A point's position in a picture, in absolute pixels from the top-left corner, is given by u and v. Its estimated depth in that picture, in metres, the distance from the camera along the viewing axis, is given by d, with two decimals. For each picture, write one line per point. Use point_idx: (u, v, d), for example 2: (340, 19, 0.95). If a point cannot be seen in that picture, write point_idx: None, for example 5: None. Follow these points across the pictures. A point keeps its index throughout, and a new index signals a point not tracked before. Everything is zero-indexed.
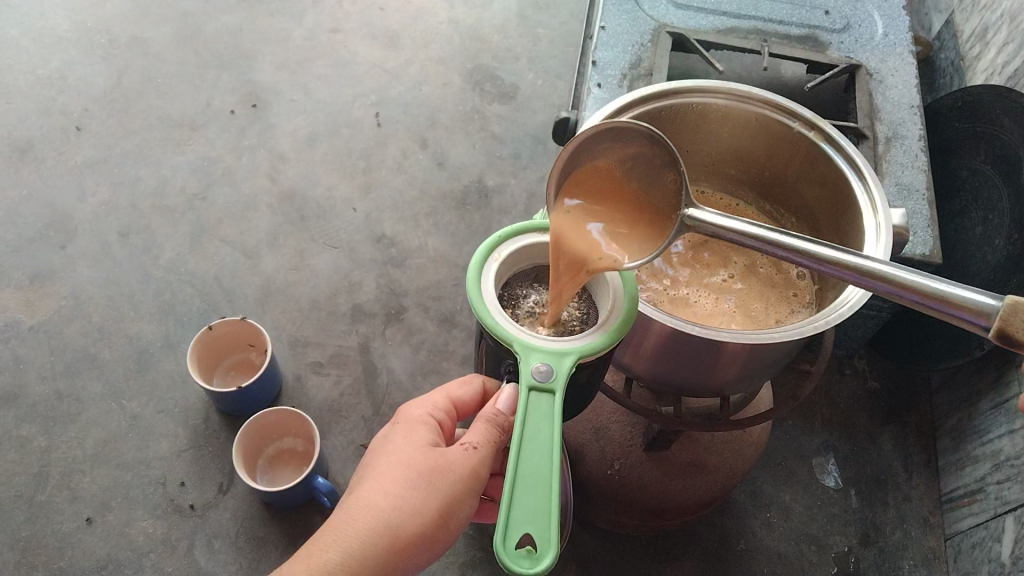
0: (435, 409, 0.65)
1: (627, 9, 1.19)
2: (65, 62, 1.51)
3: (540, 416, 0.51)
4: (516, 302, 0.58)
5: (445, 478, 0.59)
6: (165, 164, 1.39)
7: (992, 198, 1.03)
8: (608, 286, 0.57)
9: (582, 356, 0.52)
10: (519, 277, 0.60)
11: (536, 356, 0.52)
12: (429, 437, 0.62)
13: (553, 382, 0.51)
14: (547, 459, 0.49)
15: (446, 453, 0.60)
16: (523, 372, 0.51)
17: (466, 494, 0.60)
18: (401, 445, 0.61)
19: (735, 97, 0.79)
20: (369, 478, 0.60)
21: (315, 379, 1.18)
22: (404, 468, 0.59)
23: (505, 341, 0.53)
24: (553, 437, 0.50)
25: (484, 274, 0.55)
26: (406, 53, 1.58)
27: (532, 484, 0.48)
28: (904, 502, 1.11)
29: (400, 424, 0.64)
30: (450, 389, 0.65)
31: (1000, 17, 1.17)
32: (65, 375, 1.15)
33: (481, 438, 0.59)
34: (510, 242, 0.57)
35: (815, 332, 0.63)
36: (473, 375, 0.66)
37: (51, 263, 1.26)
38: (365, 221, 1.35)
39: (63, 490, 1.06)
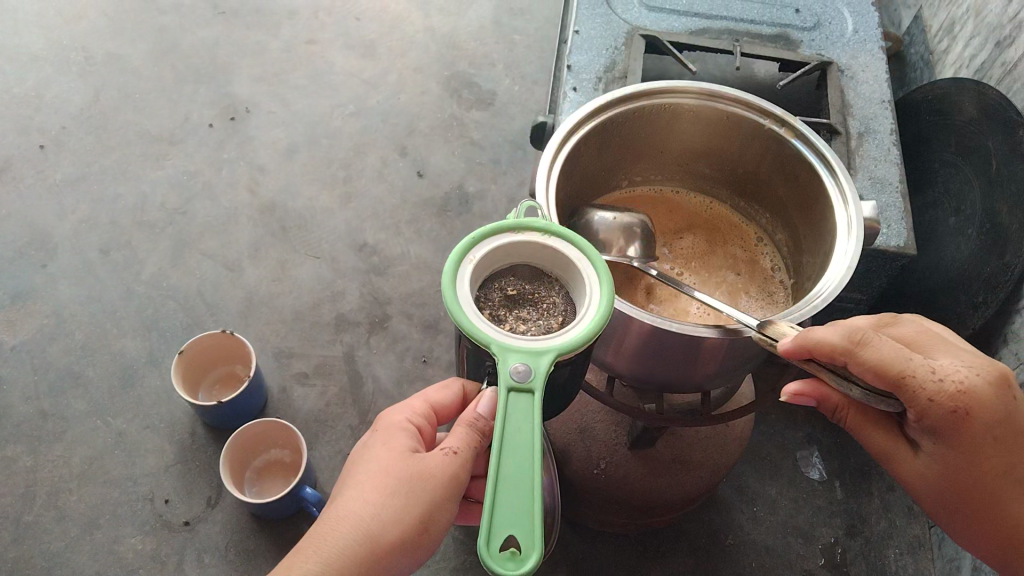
0: (415, 415, 0.66)
1: (600, 14, 1.21)
2: (41, 80, 1.51)
3: (519, 416, 0.51)
4: (492, 300, 0.57)
5: (424, 484, 0.59)
6: (144, 179, 1.39)
7: (964, 189, 1.04)
8: (583, 282, 0.57)
9: (561, 353, 0.53)
10: (496, 275, 0.59)
11: (514, 357, 0.52)
12: (409, 442, 0.63)
13: (532, 381, 0.51)
14: (528, 460, 0.50)
15: (427, 459, 0.60)
16: (502, 374, 0.52)
17: (447, 499, 0.60)
18: (381, 452, 0.62)
19: (705, 96, 0.81)
20: (350, 487, 0.61)
21: (301, 390, 1.18)
22: (382, 476, 0.60)
23: (483, 343, 0.53)
24: (534, 438, 0.50)
25: (460, 278, 0.55)
26: (383, 62, 1.59)
27: (515, 486, 0.49)
28: (888, 492, 1.13)
29: (381, 430, 0.64)
30: (430, 394, 0.65)
31: (967, 11, 1.20)
32: (49, 394, 1.15)
33: (461, 443, 0.59)
34: (486, 243, 0.57)
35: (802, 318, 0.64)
36: (453, 378, 0.65)
37: (32, 282, 1.26)
38: (346, 230, 1.35)
39: (50, 509, 1.05)
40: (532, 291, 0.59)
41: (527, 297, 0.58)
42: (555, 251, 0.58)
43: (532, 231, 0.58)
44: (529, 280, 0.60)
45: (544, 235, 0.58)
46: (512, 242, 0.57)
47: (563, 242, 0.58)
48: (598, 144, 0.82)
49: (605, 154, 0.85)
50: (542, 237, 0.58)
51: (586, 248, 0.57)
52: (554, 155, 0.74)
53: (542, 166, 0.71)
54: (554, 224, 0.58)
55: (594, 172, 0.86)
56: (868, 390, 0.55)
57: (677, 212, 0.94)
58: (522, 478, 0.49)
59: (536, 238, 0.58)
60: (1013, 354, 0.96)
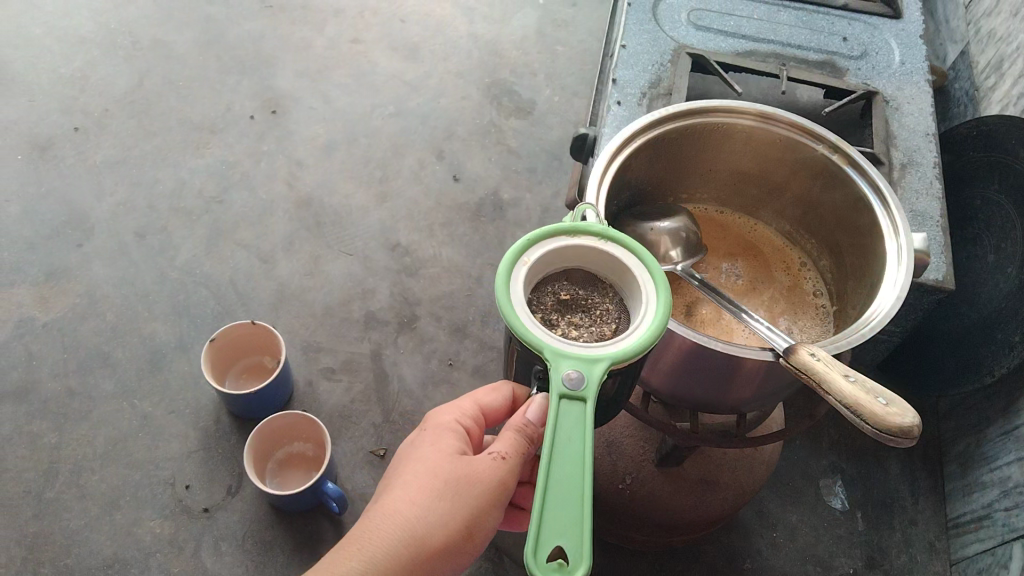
0: (463, 416, 0.65)
1: (648, 30, 1.21)
2: (88, 62, 1.53)
3: (571, 423, 0.51)
4: (544, 305, 0.57)
5: (471, 487, 0.59)
6: (183, 166, 1.41)
7: (1006, 228, 1.04)
8: (638, 289, 0.56)
9: (614, 362, 0.52)
10: (549, 279, 0.59)
11: (567, 363, 0.52)
12: (457, 445, 0.63)
13: (584, 390, 0.51)
14: (578, 469, 0.49)
15: (475, 463, 0.60)
16: (554, 379, 0.52)
17: (492, 506, 0.60)
18: (428, 452, 0.62)
19: (758, 118, 0.81)
20: (396, 486, 0.61)
21: (326, 385, 1.18)
22: (429, 477, 0.60)
23: (536, 348, 0.53)
24: (584, 448, 0.50)
25: (513, 280, 0.55)
26: (425, 66, 1.60)
27: (564, 494, 0.49)
28: (909, 526, 1.12)
29: (430, 430, 0.65)
30: (479, 395, 0.65)
31: (1016, 49, 1.19)
32: (78, 372, 1.16)
33: (510, 449, 0.59)
34: (540, 246, 0.57)
35: (851, 344, 0.64)
36: (504, 382, 0.65)
37: (67, 261, 1.27)
38: (380, 229, 1.36)
39: (72, 487, 1.06)
40: (585, 297, 0.59)
41: (580, 302, 0.58)
42: (610, 257, 0.57)
43: (588, 235, 0.58)
44: (582, 286, 0.60)
45: (600, 240, 0.58)
46: (567, 245, 0.57)
47: (619, 248, 0.57)
48: (646, 159, 0.82)
49: (653, 169, 0.86)
50: (598, 242, 0.58)
51: (642, 253, 0.57)
52: (605, 167, 0.74)
53: (593, 176, 0.71)
54: (611, 229, 0.58)
55: (640, 185, 0.87)
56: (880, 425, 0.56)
57: (719, 231, 0.94)
58: (572, 488, 0.49)
59: (591, 242, 0.57)
60: None
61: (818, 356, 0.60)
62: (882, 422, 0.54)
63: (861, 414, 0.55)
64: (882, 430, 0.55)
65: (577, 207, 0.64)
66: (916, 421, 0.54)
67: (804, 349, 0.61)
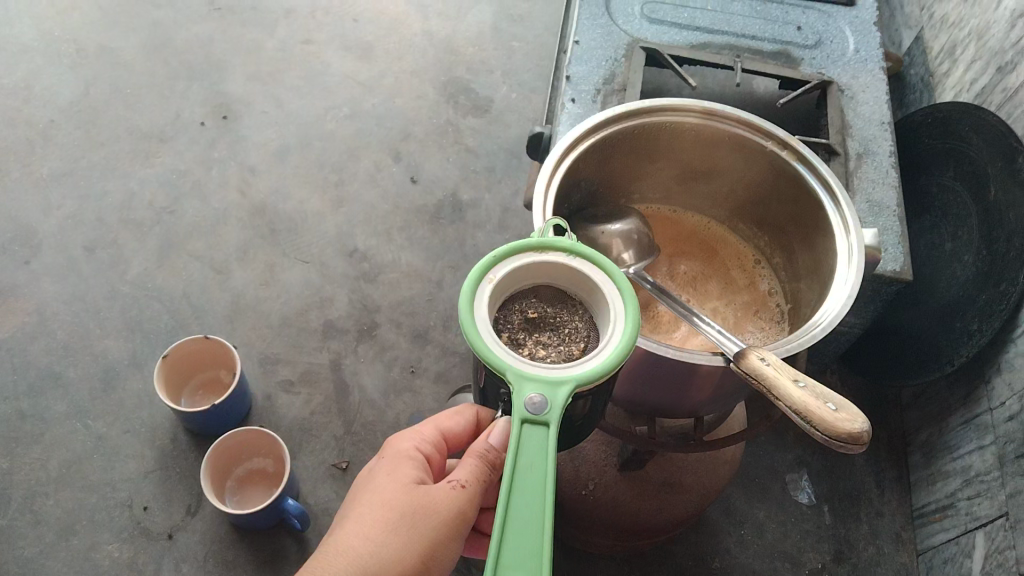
0: (424, 442, 0.65)
1: (601, 25, 1.20)
2: (31, 71, 1.49)
3: (533, 448, 0.49)
4: (511, 323, 0.55)
5: (427, 518, 0.58)
6: (133, 177, 1.37)
7: (962, 215, 1.03)
8: (607, 306, 0.53)
9: (579, 385, 0.50)
10: (517, 295, 0.56)
11: (530, 387, 0.50)
12: (415, 474, 0.62)
13: (547, 414, 0.49)
14: (538, 498, 0.47)
15: (433, 492, 0.59)
16: (516, 403, 0.49)
17: (450, 537, 0.59)
18: (385, 482, 0.61)
19: (707, 116, 0.80)
20: (352, 519, 0.60)
21: (286, 398, 1.16)
22: (385, 509, 0.59)
23: (498, 370, 0.50)
24: (546, 475, 0.48)
25: (478, 298, 0.52)
26: (379, 66, 1.57)
27: (524, 524, 0.47)
28: (876, 518, 1.12)
29: (388, 458, 0.63)
30: (440, 421, 0.65)
31: (969, 34, 1.19)
32: (29, 394, 1.13)
33: (468, 476, 0.58)
34: (507, 262, 0.54)
35: (802, 347, 0.63)
36: (466, 405, 0.65)
37: (14, 278, 1.24)
38: (337, 235, 1.33)
39: (25, 514, 1.03)
40: (554, 315, 0.56)
41: (549, 321, 0.56)
42: (579, 273, 0.54)
43: (559, 251, 0.55)
44: (551, 302, 0.57)
45: (569, 256, 0.55)
46: (535, 261, 0.54)
47: (588, 263, 0.54)
48: (597, 159, 0.81)
49: (605, 167, 0.85)
50: (569, 258, 0.55)
51: (611, 270, 0.54)
52: (553, 170, 0.73)
53: (541, 181, 0.70)
54: (583, 245, 0.55)
55: (592, 186, 0.86)
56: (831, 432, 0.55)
57: (674, 230, 0.93)
58: (533, 517, 0.47)
59: (560, 258, 0.55)
60: (1006, 383, 0.94)
61: (769, 361, 0.59)
62: (833, 429, 0.53)
63: (813, 422, 0.54)
64: (833, 437, 0.54)
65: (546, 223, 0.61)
66: (866, 427, 0.53)
67: (756, 353, 0.61)
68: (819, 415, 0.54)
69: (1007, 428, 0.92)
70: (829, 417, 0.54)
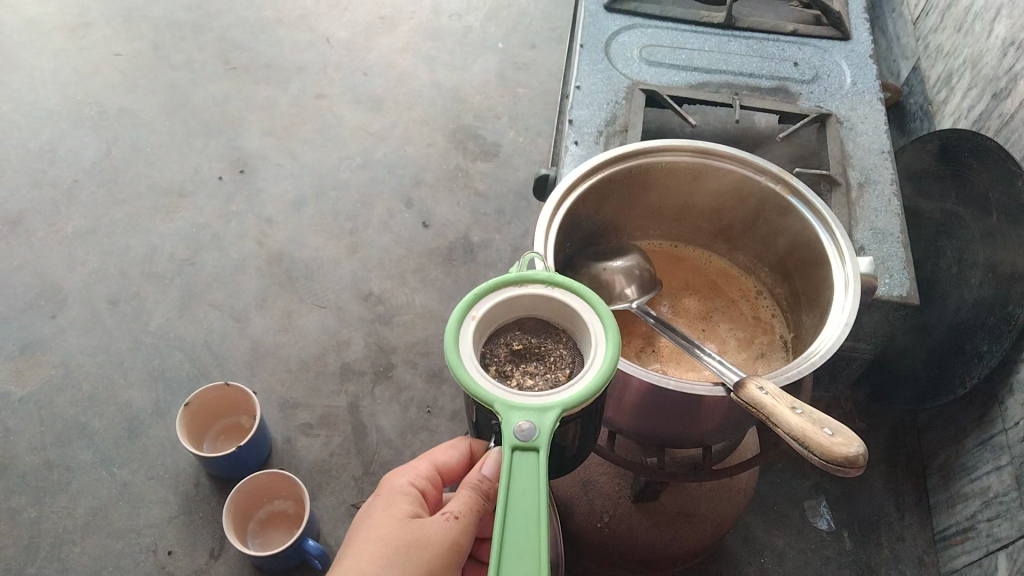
0: (418, 478, 0.67)
1: (601, 70, 1.23)
2: (56, 134, 1.55)
3: (525, 474, 0.50)
4: (498, 357, 0.57)
5: (423, 550, 0.60)
6: (154, 231, 1.42)
7: (965, 239, 1.05)
8: (588, 333, 0.56)
9: (565, 409, 0.52)
10: (502, 330, 0.59)
11: (518, 415, 0.51)
12: (409, 509, 0.64)
13: (536, 440, 0.50)
14: (533, 523, 0.48)
15: (428, 526, 0.61)
16: (506, 432, 0.51)
17: (447, 568, 0.60)
18: (382, 518, 0.63)
19: (701, 155, 0.83)
20: (349, 557, 0.62)
21: (305, 441, 1.18)
22: (381, 544, 0.61)
23: (486, 403, 0.52)
24: (539, 498, 0.49)
25: (463, 333, 0.54)
26: (389, 116, 1.62)
27: (520, 549, 0.48)
28: (897, 542, 1.11)
29: (384, 496, 0.66)
30: (434, 455, 0.67)
31: (963, 63, 1.21)
32: (56, 445, 1.16)
33: (462, 507, 0.60)
34: (489, 299, 0.56)
35: (804, 372, 0.65)
36: (460, 438, 0.66)
37: (42, 333, 1.28)
38: (353, 281, 1.37)
39: (53, 562, 1.05)
40: (539, 345, 0.58)
41: (534, 351, 0.58)
42: (560, 302, 0.57)
43: (537, 283, 0.57)
44: (536, 333, 0.59)
45: (547, 287, 0.57)
46: (516, 295, 0.57)
47: (567, 293, 0.57)
48: (596, 200, 0.84)
49: (603, 208, 0.87)
50: (548, 290, 0.57)
51: (589, 297, 0.56)
52: (554, 211, 0.75)
53: (541, 222, 0.73)
54: (559, 276, 0.57)
55: (593, 225, 0.88)
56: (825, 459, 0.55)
57: (676, 265, 0.96)
58: (529, 542, 0.48)
59: (540, 290, 0.57)
60: (1019, 403, 0.94)
61: (771, 390, 0.61)
62: (828, 452, 0.54)
63: (810, 446, 0.55)
64: (830, 461, 0.54)
65: (523, 256, 0.64)
66: (862, 451, 0.54)
67: (758, 383, 0.62)
68: (813, 438, 0.55)
69: (1022, 448, 0.92)
70: (821, 441, 0.55)
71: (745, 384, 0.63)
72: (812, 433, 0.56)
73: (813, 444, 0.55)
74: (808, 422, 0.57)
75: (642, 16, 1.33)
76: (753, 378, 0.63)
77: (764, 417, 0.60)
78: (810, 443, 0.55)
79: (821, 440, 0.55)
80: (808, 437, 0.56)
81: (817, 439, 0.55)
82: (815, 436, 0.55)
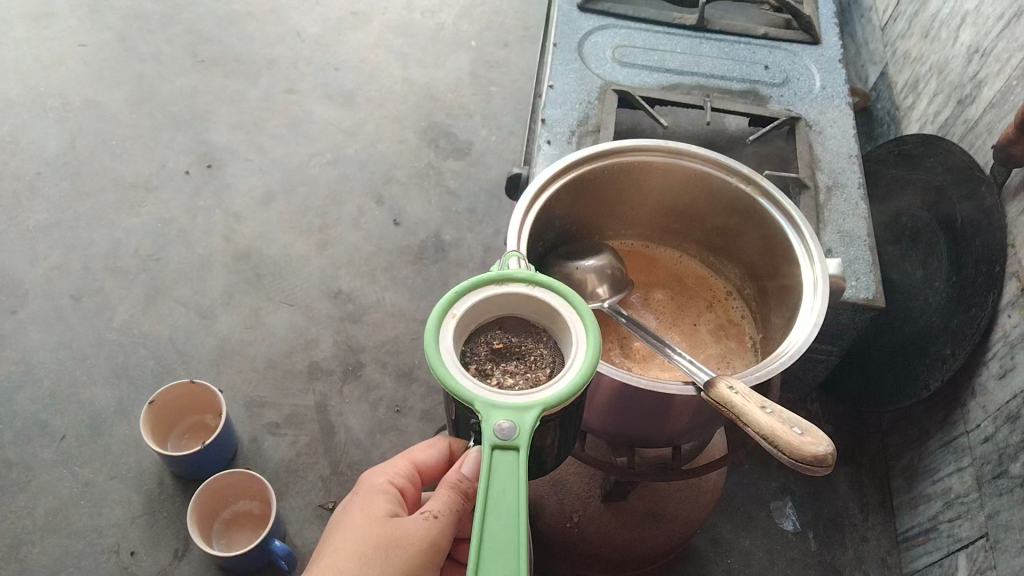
0: (397, 476, 0.67)
1: (574, 69, 1.23)
2: (17, 126, 1.51)
3: (504, 475, 0.50)
4: (477, 355, 0.57)
5: (402, 549, 0.60)
6: (118, 226, 1.39)
7: (930, 243, 1.06)
8: (569, 332, 0.55)
9: (546, 408, 0.51)
10: (483, 328, 0.58)
11: (498, 414, 0.51)
12: (387, 508, 0.64)
13: (516, 439, 0.50)
14: (512, 524, 0.48)
15: (407, 525, 0.61)
16: (486, 431, 0.51)
17: (425, 567, 0.60)
18: (360, 517, 0.63)
19: (674, 155, 0.83)
20: (327, 556, 0.62)
21: (272, 440, 1.17)
22: (360, 544, 0.61)
23: (466, 401, 0.52)
24: (519, 498, 0.49)
25: (443, 331, 0.54)
26: (361, 112, 1.61)
27: (499, 549, 0.47)
28: (861, 543, 1.13)
29: (362, 495, 0.66)
30: (413, 454, 0.67)
31: (930, 69, 1.23)
32: (15, 443, 1.13)
33: (441, 507, 0.60)
34: (469, 296, 0.56)
35: (773, 372, 0.66)
36: (438, 437, 0.66)
37: (1, 328, 1.25)
38: (322, 278, 1.35)
39: (11, 562, 1.03)
40: (519, 344, 0.58)
41: (514, 349, 0.57)
42: (540, 301, 0.56)
43: (518, 282, 0.57)
44: (516, 332, 0.59)
45: (528, 286, 0.57)
46: (497, 293, 0.56)
47: (548, 292, 0.57)
48: (569, 199, 0.84)
49: (577, 207, 0.87)
50: (529, 288, 0.57)
51: (570, 296, 0.56)
52: (526, 210, 0.75)
53: (513, 220, 0.72)
54: (539, 274, 0.57)
55: (566, 224, 0.88)
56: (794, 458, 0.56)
57: (648, 265, 0.96)
58: (507, 542, 0.48)
59: (520, 289, 0.57)
60: (980, 406, 0.96)
61: (740, 388, 0.62)
62: (796, 450, 0.55)
63: (777, 444, 0.56)
64: (796, 458, 0.55)
65: (504, 254, 0.64)
66: (830, 450, 0.55)
67: (726, 381, 0.63)
68: (781, 436, 0.56)
69: (983, 450, 0.94)
70: (790, 440, 0.55)
71: (713, 382, 0.64)
72: (781, 432, 0.56)
73: (781, 442, 0.56)
74: (777, 420, 0.57)
75: (616, 16, 1.33)
76: (721, 377, 0.64)
77: (732, 415, 0.60)
78: (778, 442, 0.56)
79: (790, 439, 0.56)
80: (777, 435, 0.56)
81: (785, 437, 0.56)
82: (783, 435, 0.56)
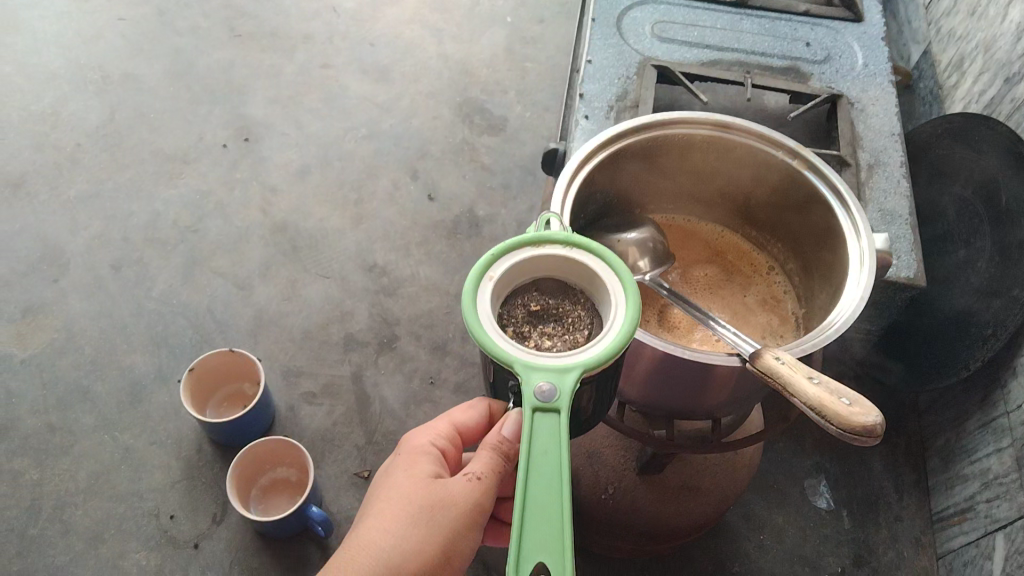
0: (438, 437, 0.68)
1: (613, 44, 1.23)
2: (58, 98, 1.53)
3: (545, 437, 0.50)
4: (515, 318, 0.57)
5: (447, 509, 0.61)
6: (157, 198, 1.41)
7: (973, 223, 1.05)
8: (607, 294, 0.55)
9: (586, 370, 0.51)
10: (519, 291, 0.58)
11: (538, 376, 0.51)
12: (430, 468, 0.64)
13: (557, 401, 0.50)
14: (555, 486, 0.49)
15: (450, 486, 0.62)
16: (526, 393, 0.51)
17: (469, 527, 0.61)
18: (403, 477, 0.64)
19: (718, 128, 0.83)
20: (371, 515, 0.62)
21: (308, 410, 1.18)
22: (404, 503, 0.62)
23: (506, 363, 0.52)
24: (561, 460, 0.49)
25: (480, 293, 0.54)
26: (396, 88, 1.61)
27: (542, 511, 0.48)
28: (895, 523, 1.12)
29: (405, 454, 0.66)
30: (454, 415, 0.67)
31: (975, 47, 1.21)
32: (58, 408, 1.15)
33: (485, 469, 0.61)
34: (506, 258, 0.56)
35: (820, 342, 0.65)
36: (477, 399, 0.67)
37: (44, 296, 1.27)
38: (357, 251, 1.36)
39: (55, 523, 1.05)
40: (556, 306, 0.58)
41: (551, 312, 0.58)
42: (578, 263, 0.56)
43: (555, 244, 0.57)
44: (553, 295, 0.59)
45: (564, 247, 0.57)
46: (533, 256, 0.56)
47: (585, 254, 0.56)
48: (610, 172, 0.84)
49: (618, 180, 0.87)
50: (565, 249, 0.57)
51: (608, 258, 0.56)
52: (570, 180, 0.75)
53: (558, 191, 0.73)
54: (576, 236, 0.57)
55: (608, 197, 0.88)
56: (842, 429, 0.56)
57: (688, 239, 0.96)
58: (550, 503, 0.48)
59: (557, 251, 0.57)
60: (1022, 387, 0.95)
61: (785, 358, 0.61)
62: (846, 421, 0.55)
63: (827, 415, 0.56)
64: (846, 428, 0.55)
65: (541, 217, 0.63)
66: (880, 419, 0.55)
67: (771, 352, 0.63)
68: (830, 407, 0.56)
69: None
70: (839, 411, 0.55)
71: (757, 353, 0.63)
72: (829, 402, 0.56)
73: (831, 412, 0.56)
74: (825, 390, 0.57)
75: None
76: (765, 348, 0.63)
77: (778, 386, 0.60)
78: (827, 412, 0.56)
79: (840, 410, 0.55)
80: (825, 406, 0.56)
81: (835, 408, 0.56)
82: (832, 406, 0.56)
